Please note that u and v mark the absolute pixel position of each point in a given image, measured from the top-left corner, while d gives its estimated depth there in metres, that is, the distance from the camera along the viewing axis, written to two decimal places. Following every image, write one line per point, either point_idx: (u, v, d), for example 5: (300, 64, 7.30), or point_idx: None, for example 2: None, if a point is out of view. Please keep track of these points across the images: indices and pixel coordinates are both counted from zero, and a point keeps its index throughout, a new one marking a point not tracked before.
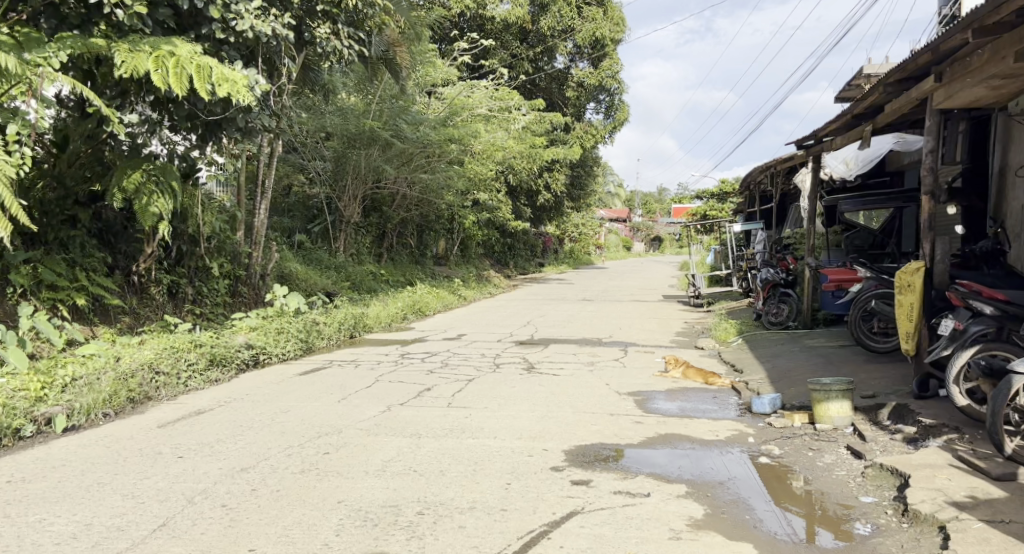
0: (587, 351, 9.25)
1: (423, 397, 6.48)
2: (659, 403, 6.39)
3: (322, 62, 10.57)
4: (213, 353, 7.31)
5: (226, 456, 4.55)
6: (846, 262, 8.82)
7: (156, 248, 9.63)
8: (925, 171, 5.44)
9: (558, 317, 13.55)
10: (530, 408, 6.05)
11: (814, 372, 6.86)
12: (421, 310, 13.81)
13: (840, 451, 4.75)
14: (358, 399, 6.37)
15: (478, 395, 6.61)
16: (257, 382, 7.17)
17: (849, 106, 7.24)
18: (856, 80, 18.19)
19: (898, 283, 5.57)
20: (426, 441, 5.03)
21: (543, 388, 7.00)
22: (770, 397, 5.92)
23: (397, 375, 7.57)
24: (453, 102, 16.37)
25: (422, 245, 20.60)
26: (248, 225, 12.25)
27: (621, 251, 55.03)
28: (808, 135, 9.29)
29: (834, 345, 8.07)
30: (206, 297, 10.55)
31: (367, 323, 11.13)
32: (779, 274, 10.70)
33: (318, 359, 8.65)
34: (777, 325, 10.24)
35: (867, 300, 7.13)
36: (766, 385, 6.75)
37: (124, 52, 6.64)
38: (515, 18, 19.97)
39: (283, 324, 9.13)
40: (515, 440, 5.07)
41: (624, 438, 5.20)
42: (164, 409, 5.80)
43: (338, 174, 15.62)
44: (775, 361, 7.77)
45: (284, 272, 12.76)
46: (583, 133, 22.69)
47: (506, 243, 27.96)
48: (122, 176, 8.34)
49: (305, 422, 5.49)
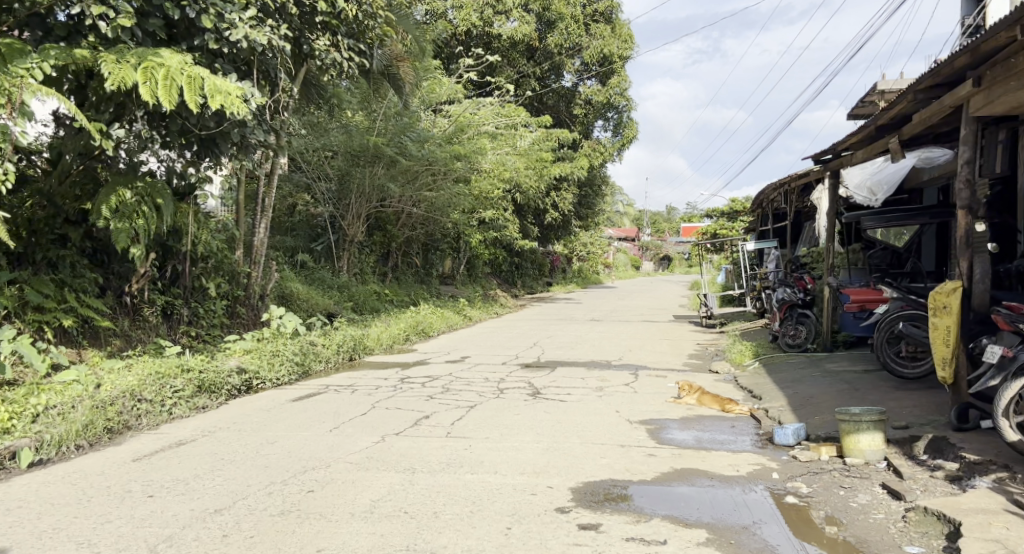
0: (596, 375, 8.83)
1: (420, 426, 6.09)
2: (673, 432, 5.97)
3: (324, 75, 10.28)
4: (202, 378, 6.95)
5: (200, 495, 4.19)
6: (869, 282, 8.40)
7: (148, 268, 9.44)
8: (960, 184, 5.07)
9: (566, 338, 13.13)
10: (534, 438, 5.64)
11: (840, 400, 6.42)
12: (425, 331, 13.44)
13: (875, 490, 4.32)
14: (351, 428, 5.98)
15: (479, 423, 6.21)
16: (247, 409, 6.79)
17: (871, 117, 6.88)
18: (869, 96, 17.85)
19: (931, 304, 5.12)
20: (420, 477, 4.63)
21: (549, 415, 6.59)
22: (793, 427, 5.49)
23: (395, 401, 7.17)
24: (459, 118, 16.10)
25: (427, 264, 20.26)
26: (248, 244, 11.94)
27: (630, 270, 54.62)
28: (826, 149, 8.94)
29: (859, 370, 7.61)
30: (202, 319, 10.21)
31: (367, 344, 10.75)
32: (796, 294, 10.29)
33: (315, 384, 8.27)
34: (795, 348, 9.88)
35: (894, 323, 6.74)
36: (788, 413, 6.31)
37: (110, 63, 6.26)
38: (522, 35, 19.83)
39: (279, 347, 8.76)
40: (518, 476, 4.66)
41: (636, 474, 4.78)
42: (143, 440, 5.43)
43: (342, 192, 15.34)
44: (796, 387, 7.33)
45: (284, 292, 12.43)
46: (591, 150, 22.40)
47: (513, 261, 27.61)
48: (111, 191, 8.01)
49: (291, 455, 5.10)
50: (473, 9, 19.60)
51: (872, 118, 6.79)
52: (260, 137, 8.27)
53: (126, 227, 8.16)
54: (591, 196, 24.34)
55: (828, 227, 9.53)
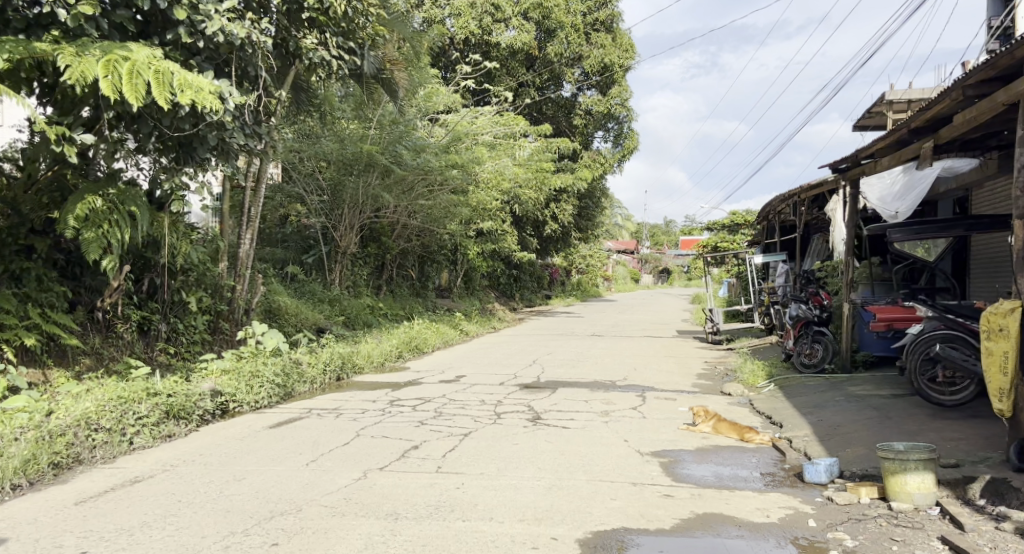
0: (600, 397, 8.21)
1: (408, 458, 5.47)
2: (690, 467, 5.36)
3: (312, 76, 9.74)
4: (170, 404, 6.33)
5: (144, 550, 3.58)
6: (897, 299, 7.82)
7: (122, 281, 8.82)
8: (1016, 191, 4.51)
9: (567, 355, 12.51)
10: (535, 475, 5.03)
11: (872, 430, 5.80)
12: (418, 347, 12.82)
13: (934, 546, 3.71)
14: (330, 462, 5.34)
15: (474, 455, 5.59)
16: (217, 437, 6.16)
17: (903, 119, 6.33)
18: (877, 107, 17.38)
19: (985, 326, 4.54)
20: (404, 525, 4.01)
21: (551, 445, 5.97)
22: (826, 464, 4.89)
23: (382, 429, 6.55)
24: (456, 127, 15.59)
25: (423, 277, 19.66)
26: (232, 256, 11.35)
27: (629, 283, 54.11)
28: (847, 156, 8.39)
29: (887, 394, 7.02)
30: (181, 335, 9.61)
31: (357, 363, 10.13)
32: (811, 311, 9.67)
33: (297, 407, 7.64)
34: (811, 368, 9.25)
35: (931, 343, 6.19)
36: (815, 446, 5.70)
37: (69, 55, 5.67)
38: (521, 43, 19.38)
39: (260, 367, 8.14)
40: (517, 524, 4.04)
41: (652, 521, 4.17)
42: (93, 477, 4.81)
43: (335, 203, 14.77)
44: (819, 413, 6.73)
45: (271, 307, 11.82)
46: (592, 161, 21.82)
47: (512, 274, 27.02)
48: (79, 199, 7.39)
49: (258, 496, 4.47)
50: (472, 16, 19.16)
51: (903, 122, 6.30)
52: (242, 141, 7.75)
53: (97, 236, 7.45)
54: (591, 208, 23.78)
55: (848, 240, 8.98)
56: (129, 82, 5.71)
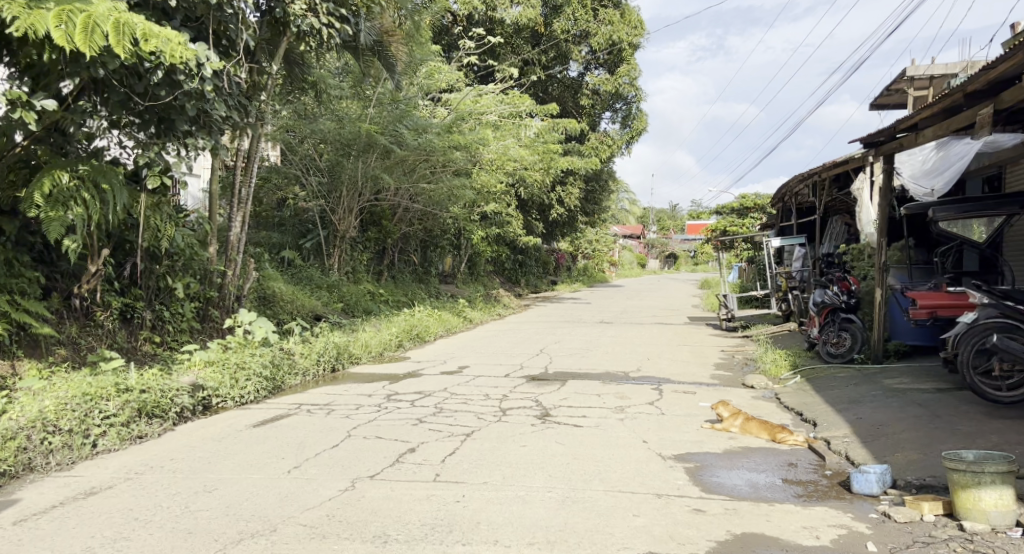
0: (613, 391, 7.61)
1: (404, 464, 4.89)
2: (721, 475, 4.75)
3: (302, 44, 9.08)
4: (143, 401, 5.74)
5: None
6: (941, 285, 6.99)
7: (101, 266, 8.14)
8: None
9: (576, 344, 11.88)
10: (545, 485, 4.44)
11: (921, 429, 5.19)
12: (420, 335, 12.22)
13: None
14: (315, 469, 4.76)
15: (477, 460, 4.99)
16: (195, 438, 5.59)
17: (955, 83, 5.65)
18: (897, 84, 16.65)
19: None
20: (393, 550, 3.43)
21: (562, 447, 5.37)
22: (877, 472, 4.28)
23: (377, 428, 5.95)
24: (459, 106, 14.93)
25: (426, 262, 19.04)
26: (222, 241, 10.74)
27: (636, 268, 53.44)
28: (885, 128, 7.64)
29: (930, 388, 6.38)
30: (167, 323, 9.02)
31: (353, 352, 9.54)
32: (838, 296, 8.98)
33: (286, 402, 7.07)
34: (839, 358, 8.64)
35: (989, 332, 5.54)
36: (859, 449, 5.09)
37: (15, 7, 5.10)
38: (527, 20, 18.59)
39: (246, 358, 7.56)
40: (526, 550, 3.46)
41: (683, 544, 3.57)
42: (43, 489, 4.25)
43: (333, 185, 14.13)
44: (857, 410, 6.10)
45: (265, 294, 11.22)
46: (599, 143, 21.04)
47: (517, 259, 26.41)
48: (47, 173, 6.81)
49: (228, 513, 3.90)
50: None
51: (959, 85, 5.58)
52: (223, 112, 7.11)
53: (61, 216, 6.87)
54: (598, 192, 23.12)
55: (883, 220, 8.23)
56: (82, 27, 5.19)
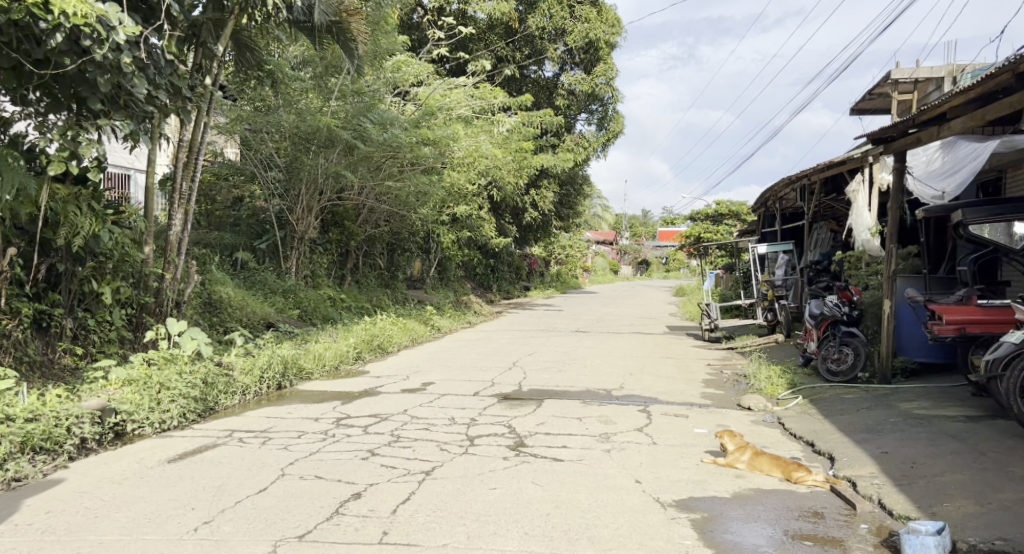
0: (595, 414, 6.69)
1: (344, 518, 3.90)
2: (739, 531, 3.86)
3: (244, 17, 7.99)
4: (26, 433, 4.75)
5: None
6: (968, 296, 6.20)
7: (9, 266, 6.84)
8: None
9: (551, 356, 10.97)
10: (520, 549, 3.52)
11: (965, 469, 4.39)
12: (381, 346, 11.20)
13: None
14: (230, 525, 3.77)
15: (434, 511, 4.02)
16: (91, 478, 4.57)
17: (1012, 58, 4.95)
18: (881, 87, 16.03)
19: None
20: None
21: (540, 490, 4.44)
22: (934, 534, 3.46)
23: (316, 465, 4.94)
24: (427, 101, 13.94)
25: (393, 266, 17.97)
26: (160, 242, 9.63)
27: (608, 274, 52.80)
28: (901, 119, 6.82)
29: (957, 416, 5.59)
30: (91, 333, 7.85)
31: (303, 367, 8.51)
32: (838, 308, 8.11)
33: (215, 429, 6.03)
34: (840, 376, 7.84)
35: None
36: (895, 494, 4.26)
37: None
38: (501, 14, 17.71)
39: (173, 377, 6.49)
40: None
41: None
42: None
43: (290, 183, 13.01)
44: (880, 442, 5.29)
45: (210, 299, 10.11)
46: (575, 144, 20.16)
47: (488, 264, 25.43)
48: None
49: None
50: None
51: (1013, 61, 4.91)
52: (145, 90, 6.07)
53: None
54: (573, 196, 22.24)
55: (894, 225, 7.37)
56: None
